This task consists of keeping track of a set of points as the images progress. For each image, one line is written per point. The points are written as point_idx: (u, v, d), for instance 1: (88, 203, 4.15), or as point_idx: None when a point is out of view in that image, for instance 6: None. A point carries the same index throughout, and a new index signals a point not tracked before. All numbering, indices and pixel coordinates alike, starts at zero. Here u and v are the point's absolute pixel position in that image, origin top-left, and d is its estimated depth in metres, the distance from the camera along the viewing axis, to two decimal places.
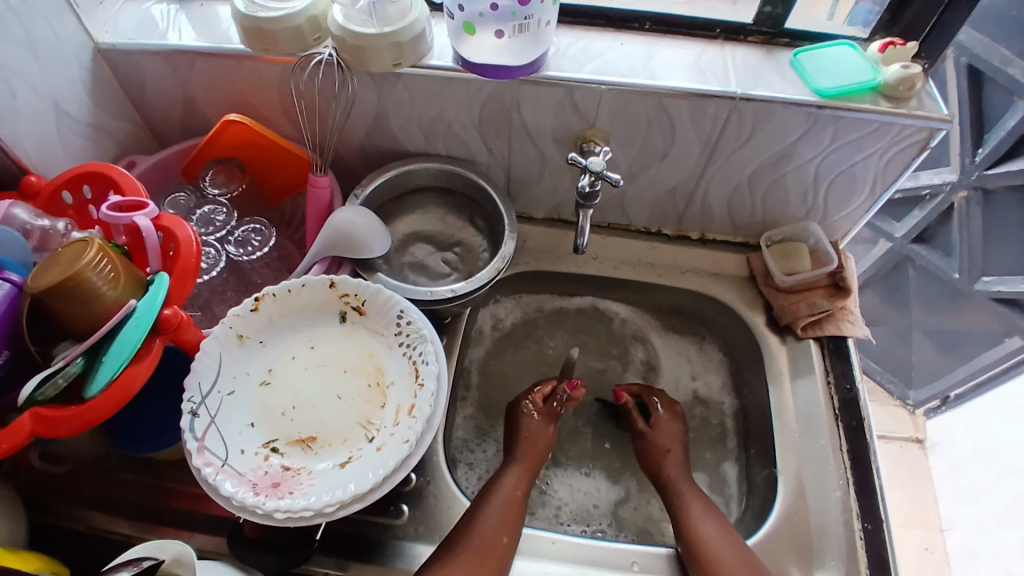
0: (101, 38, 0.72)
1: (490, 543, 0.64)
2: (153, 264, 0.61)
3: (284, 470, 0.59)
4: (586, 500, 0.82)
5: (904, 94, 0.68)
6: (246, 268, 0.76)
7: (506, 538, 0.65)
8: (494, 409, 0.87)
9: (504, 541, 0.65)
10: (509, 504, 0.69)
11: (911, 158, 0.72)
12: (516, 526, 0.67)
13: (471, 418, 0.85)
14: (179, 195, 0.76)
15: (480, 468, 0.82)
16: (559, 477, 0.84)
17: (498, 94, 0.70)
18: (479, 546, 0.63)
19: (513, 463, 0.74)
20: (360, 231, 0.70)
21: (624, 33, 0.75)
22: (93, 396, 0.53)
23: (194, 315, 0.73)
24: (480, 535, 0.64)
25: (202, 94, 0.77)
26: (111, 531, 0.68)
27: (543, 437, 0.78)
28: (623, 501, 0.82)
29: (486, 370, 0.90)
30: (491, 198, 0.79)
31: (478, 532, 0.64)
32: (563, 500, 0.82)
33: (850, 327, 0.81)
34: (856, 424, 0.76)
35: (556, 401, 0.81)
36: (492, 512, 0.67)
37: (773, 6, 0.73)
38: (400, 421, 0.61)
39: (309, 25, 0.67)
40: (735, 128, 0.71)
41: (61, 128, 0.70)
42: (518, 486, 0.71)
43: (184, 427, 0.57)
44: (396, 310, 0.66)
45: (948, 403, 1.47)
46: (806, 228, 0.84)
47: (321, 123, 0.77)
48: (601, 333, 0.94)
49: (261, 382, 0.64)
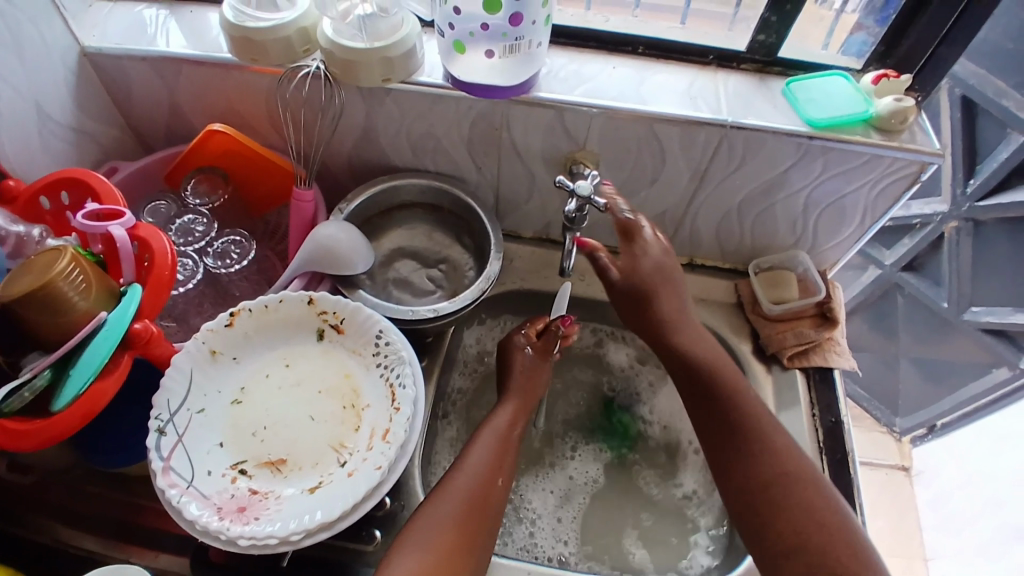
0: (87, 42, 0.71)
1: (480, 489, 0.64)
2: (127, 274, 0.59)
3: (251, 494, 0.57)
4: (553, 516, 0.81)
5: (896, 128, 0.67)
6: (224, 280, 0.74)
7: (496, 482, 0.66)
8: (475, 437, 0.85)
9: (492, 482, 0.65)
10: (497, 448, 0.68)
11: (901, 192, 0.72)
12: (507, 467, 0.68)
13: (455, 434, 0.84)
14: (160, 203, 0.74)
15: None
16: (535, 486, 0.83)
17: (488, 112, 0.70)
18: (470, 493, 0.63)
19: (506, 399, 0.73)
20: (343, 247, 0.69)
21: (617, 57, 0.75)
22: (60, 410, 0.51)
23: (169, 327, 0.71)
24: (471, 480, 0.64)
25: (189, 101, 0.76)
26: (75, 546, 0.66)
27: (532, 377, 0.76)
28: (593, 531, 0.81)
29: (479, 387, 0.88)
30: (478, 216, 0.78)
31: (467, 476, 0.65)
32: (537, 510, 0.81)
33: (836, 358, 0.80)
34: (841, 459, 0.75)
35: (550, 337, 0.77)
36: (479, 458, 0.66)
37: (767, 35, 0.72)
38: (373, 446, 0.59)
39: (298, 37, 0.66)
40: (725, 156, 0.71)
41: (42, 131, 0.68)
42: (511, 425, 0.71)
43: (150, 447, 0.56)
44: (375, 330, 0.64)
45: (934, 432, 1.46)
46: (795, 256, 0.83)
47: (309, 135, 0.76)
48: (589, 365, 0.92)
49: (232, 401, 0.62)
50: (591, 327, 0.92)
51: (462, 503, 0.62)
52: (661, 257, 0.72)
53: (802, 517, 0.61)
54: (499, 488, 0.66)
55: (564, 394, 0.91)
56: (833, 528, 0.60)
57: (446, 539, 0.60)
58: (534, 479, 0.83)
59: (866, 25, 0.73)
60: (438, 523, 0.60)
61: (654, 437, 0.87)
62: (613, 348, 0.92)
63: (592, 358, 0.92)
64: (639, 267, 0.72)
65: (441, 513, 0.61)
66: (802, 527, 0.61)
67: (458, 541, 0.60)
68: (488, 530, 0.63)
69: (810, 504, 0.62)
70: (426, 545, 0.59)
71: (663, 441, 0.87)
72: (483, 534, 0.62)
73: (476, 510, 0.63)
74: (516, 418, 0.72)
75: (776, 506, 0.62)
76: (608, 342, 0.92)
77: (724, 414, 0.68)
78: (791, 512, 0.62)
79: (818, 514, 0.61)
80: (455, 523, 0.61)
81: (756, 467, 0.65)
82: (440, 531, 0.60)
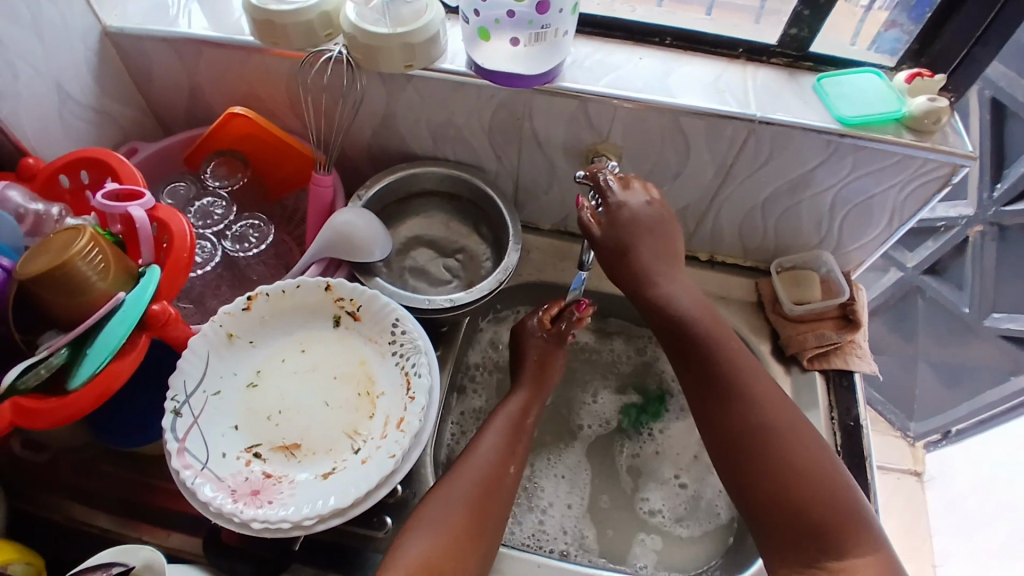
0: (109, 22, 0.71)
1: (496, 472, 0.64)
2: (145, 255, 0.59)
3: (265, 478, 0.57)
4: (563, 503, 0.81)
5: (929, 128, 0.66)
6: (241, 263, 0.74)
7: (510, 466, 0.66)
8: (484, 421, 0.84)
9: (507, 467, 0.65)
10: (511, 432, 0.68)
11: (931, 194, 0.70)
12: (519, 454, 0.68)
13: (473, 412, 0.84)
14: (179, 185, 0.75)
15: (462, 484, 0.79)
16: (548, 473, 0.83)
17: (510, 102, 0.69)
18: (483, 476, 0.63)
19: (520, 385, 0.73)
20: (361, 234, 0.68)
21: (644, 48, 0.73)
22: (76, 388, 0.52)
23: (186, 309, 0.72)
24: (483, 461, 0.65)
25: (209, 83, 0.75)
26: (89, 524, 0.66)
27: (551, 367, 0.75)
28: (588, 523, 0.80)
29: (497, 366, 0.87)
30: (497, 207, 0.77)
31: (481, 459, 0.65)
32: (550, 499, 0.81)
33: (857, 361, 0.79)
34: (858, 462, 0.73)
35: (565, 322, 0.76)
36: (495, 441, 0.67)
37: (799, 29, 0.70)
38: (388, 434, 0.59)
39: (321, 21, 0.66)
40: (751, 152, 0.70)
41: (63, 110, 0.68)
42: (524, 413, 0.71)
43: (166, 427, 0.56)
44: (391, 318, 0.64)
45: (949, 437, 1.44)
46: (819, 257, 0.82)
47: (329, 120, 0.76)
48: (600, 359, 0.90)
49: (247, 384, 0.62)
50: (629, 327, 0.91)
51: (477, 486, 0.62)
52: (641, 208, 0.66)
53: (793, 476, 0.58)
54: (512, 474, 0.66)
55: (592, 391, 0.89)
56: (826, 488, 0.57)
57: (459, 521, 0.60)
58: (548, 471, 0.83)
59: (900, 22, 0.71)
60: (452, 503, 0.61)
61: (667, 445, 0.85)
62: (654, 354, 0.90)
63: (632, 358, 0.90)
64: (618, 219, 0.65)
65: (459, 494, 0.62)
66: (792, 485, 0.58)
67: (472, 524, 0.60)
68: (500, 514, 0.63)
69: (833, 496, 0.57)
70: (440, 525, 0.59)
71: (676, 451, 0.85)
72: (495, 518, 0.62)
73: (491, 493, 0.63)
74: (528, 406, 0.72)
75: (765, 462, 0.59)
76: (648, 346, 0.91)
77: (738, 384, 0.62)
78: (782, 470, 0.58)
79: (810, 471, 0.58)
80: (469, 504, 0.61)
81: (740, 420, 0.61)
82: (456, 510, 0.60)
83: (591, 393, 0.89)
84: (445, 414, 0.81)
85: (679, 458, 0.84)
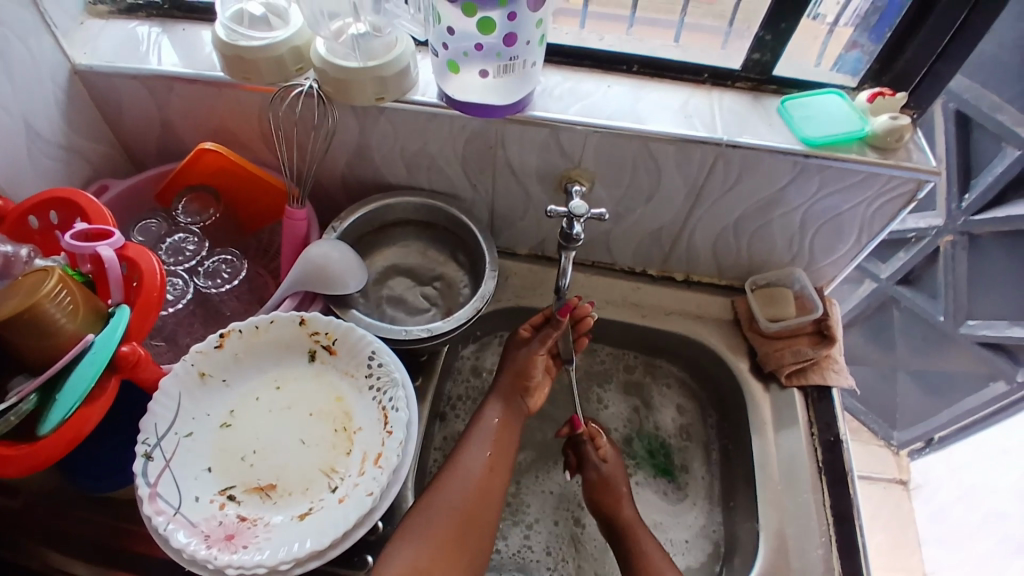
0: (78, 60, 0.71)
1: (482, 480, 0.67)
2: (114, 295, 0.58)
3: (240, 521, 0.56)
4: (551, 519, 0.82)
5: (891, 145, 0.67)
6: (214, 299, 0.73)
7: (496, 478, 0.68)
8: None
9: (489, 478, 0.68)
10: (498, 440, 0.71)
11: (897, 210, 0.72)
12: (501, 455, 0.70)
13: (455, 437, 0.84)
14: (150, 221, 0.74)
15: None
16: (536, 489, 0.84)
17: (483, 131, 0.69)
18: (472, 485, 0.66)
19: (495, 394, 0.75)
20: (335, 266, 0.68)
21: (612, 75, 0.75)
22: (45, 434, 0.50)
23: (158, 346, 0.71)
24: (469, 474, 0.67)
25: (181, 117, 0.75)
26: (64, 571, 0.64)
27: (536, 379, 0.76)
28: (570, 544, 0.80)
29: (475, 394, 0.87)
30: (473, 234, 0.78)
31: (468, 468, 0.67)
32: (536, 515, 0.82)
33: (834, 376, 0.79)
34: (840, 478, 0.74)
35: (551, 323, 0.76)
36: (478, 450, 0.69)
37: (761, 53, 0.72)
38: (365, 471, 0.58)
39: (292, 56, 0.66)
40: (720, 176, 0.71)
41: (32, 148, 0.67)
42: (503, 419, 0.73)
43: (137, 472, 0.54)
44: (367, 351, 0.63)
45: (932, 444, 1.46)
46: (792, 274, 0.83)
47: (302, 152, 0.76)
48: (590, 378, 0.91)
49: (222, 424, 0.61)
50: (618, 352, 0.92)
51: (465, 498, 0.65)
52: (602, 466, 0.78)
53: None
54: (498, 485, 0.68)
55: (598, 420, 0.89)
56: None
57: (444, 529, 0.62)
58: (535, 487, 0.84)
59: (861, 43, 0.73)
60: (438, 513, 0.63)
61: (647, 502, 0.84)
62: (659, 408, 0.90)
63: (636, 390, 0.91)
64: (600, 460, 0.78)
65: (444, 502, 0.64)
66: None
67: (459, 535, 0.63)
68: (487, 528, 0.65)
69: None
70: (425, 533, 0.61)
71: (653, 508, 0.83)
72: (483, 531, 0.65)
73: (479, 504, 0.66)
74: (506, 416, 0.74)
75: None
76: (656, 397, 0.90)
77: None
78: None
79: None
80: (455, 516, 0.64)
81: None
82: (448, 515, 0.63)
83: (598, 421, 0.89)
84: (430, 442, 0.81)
85: (655, 516, 0.83)
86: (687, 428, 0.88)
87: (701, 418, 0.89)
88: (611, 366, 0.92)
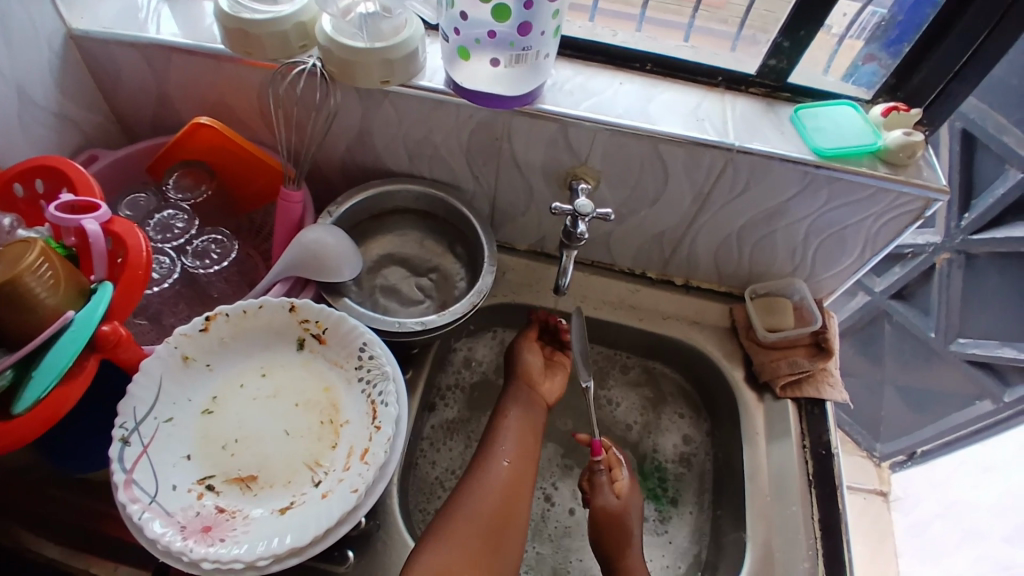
0: (75, 24, 0.67)
1: (512, 474, 0.68)
2: (97, 272, 0.55)
3: (218, 513, 0.54)
4: None
5: (903, 161, 0.66)
6: (202, 280, 0.71)
7: (525, 473, 0.69)
8: (459, 431, 0.83)
9: (515, 473, 0.68)
10: (521, 436, 0.72)
11: (904, 226, 0.71)
12: (524, 455, 0.71)
13: (445, 426, 0.83)
14: (139, 195, 0.72)
15: (442, 467, 0.80)
16: None
17: (489, 122, 0.67)
18: (498, 483, 0.67)
19: (510, 398, 0.76)
20: (329, 253, 0.66)
21: (624, 73, 0.73)
22: (18, 413, 0.48)
23: (141, 325, 0.68)
24: (495, 472, 0.68)
25: (178, 91, 0.72)
26: (36, 552, 0.62)
27: (535, 368, 0.79)
28: (535, 537, 0.79)
29: (471, 385, 0.86)
30: (472, 226, 0.76)
31: (493, 466, 0.68)
32: None
33: (829, 390, 0.78)
34: (830, 492, 0.73)
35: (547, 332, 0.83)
36: (500, 456, 0.69)
37: (778, 60, 0.70)
38: (351, 466, 0.56)
39: (296, 32, 0.63)
40: (729, 181, 0.69)
41: (23, 115, 0.64)
42: (526, 416, 0.74)
43: (113, 457, 0.52)
44: (359, 342, 0.61)
45: (914, 458, 1.47)
46: (792, 284, 0.82)
47: (300, 133, 0.73)
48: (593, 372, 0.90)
49: (203, 411, 0.59)
50: (611, 353, 0.90)
51: (495, 497, 0.66)
52: (610, 501, 0.75)
53: None
54: (529, 475, 0.70)
55: (607, 414, 0.88)
56: None
57: (478, 529, 0.63)
58: None
59: (878, 56, 0.72)
60: (463, 517, 0.63)
61: None
62: (663, 431, 0.87)
63: (643, 390, 0.89)
64: (609, 503, 0.74)
65: (478, 508, 0.64)
66: None
67: (485, 538, 0.63)
68: (520, 522, 0.66)
69: None
70: (452, 536, 0.61)
71: None
72: (515, 531, 0.65)
73: (511, 503, 0.66)
74: (524, 417, 0.74)
75: None
76: (664, 419, 0.87)
77: None
78: None
79: None
80: (483, 520, 0.63)
81: None
82: (467, 519, 0.63)
83: (604, 414, 0.88)
84: (419, 431, 0.80)
85: None
86: (688, 457, 0.85)
87: (699, 434, 0.86)
88: (606, 365, 0.90)
